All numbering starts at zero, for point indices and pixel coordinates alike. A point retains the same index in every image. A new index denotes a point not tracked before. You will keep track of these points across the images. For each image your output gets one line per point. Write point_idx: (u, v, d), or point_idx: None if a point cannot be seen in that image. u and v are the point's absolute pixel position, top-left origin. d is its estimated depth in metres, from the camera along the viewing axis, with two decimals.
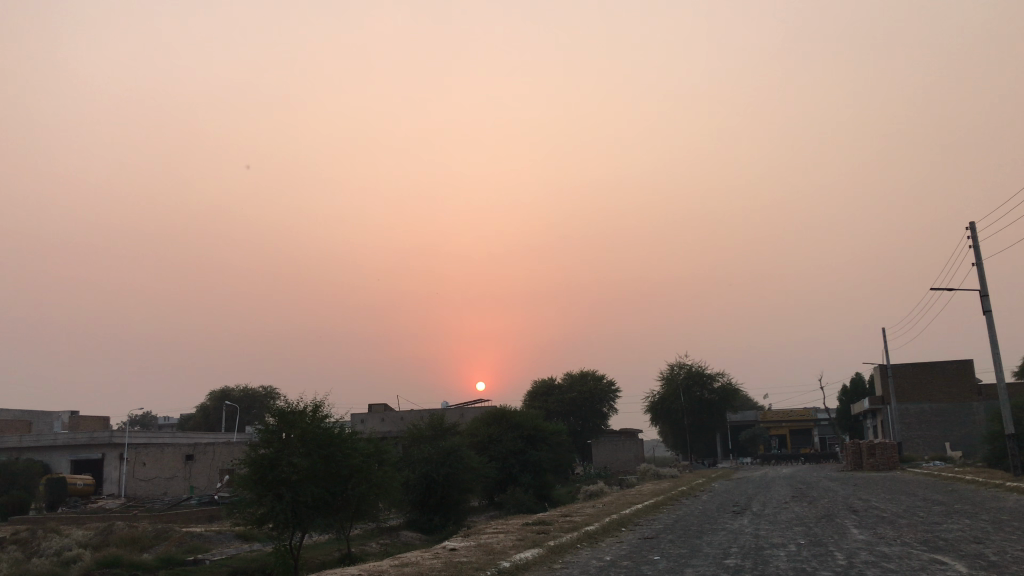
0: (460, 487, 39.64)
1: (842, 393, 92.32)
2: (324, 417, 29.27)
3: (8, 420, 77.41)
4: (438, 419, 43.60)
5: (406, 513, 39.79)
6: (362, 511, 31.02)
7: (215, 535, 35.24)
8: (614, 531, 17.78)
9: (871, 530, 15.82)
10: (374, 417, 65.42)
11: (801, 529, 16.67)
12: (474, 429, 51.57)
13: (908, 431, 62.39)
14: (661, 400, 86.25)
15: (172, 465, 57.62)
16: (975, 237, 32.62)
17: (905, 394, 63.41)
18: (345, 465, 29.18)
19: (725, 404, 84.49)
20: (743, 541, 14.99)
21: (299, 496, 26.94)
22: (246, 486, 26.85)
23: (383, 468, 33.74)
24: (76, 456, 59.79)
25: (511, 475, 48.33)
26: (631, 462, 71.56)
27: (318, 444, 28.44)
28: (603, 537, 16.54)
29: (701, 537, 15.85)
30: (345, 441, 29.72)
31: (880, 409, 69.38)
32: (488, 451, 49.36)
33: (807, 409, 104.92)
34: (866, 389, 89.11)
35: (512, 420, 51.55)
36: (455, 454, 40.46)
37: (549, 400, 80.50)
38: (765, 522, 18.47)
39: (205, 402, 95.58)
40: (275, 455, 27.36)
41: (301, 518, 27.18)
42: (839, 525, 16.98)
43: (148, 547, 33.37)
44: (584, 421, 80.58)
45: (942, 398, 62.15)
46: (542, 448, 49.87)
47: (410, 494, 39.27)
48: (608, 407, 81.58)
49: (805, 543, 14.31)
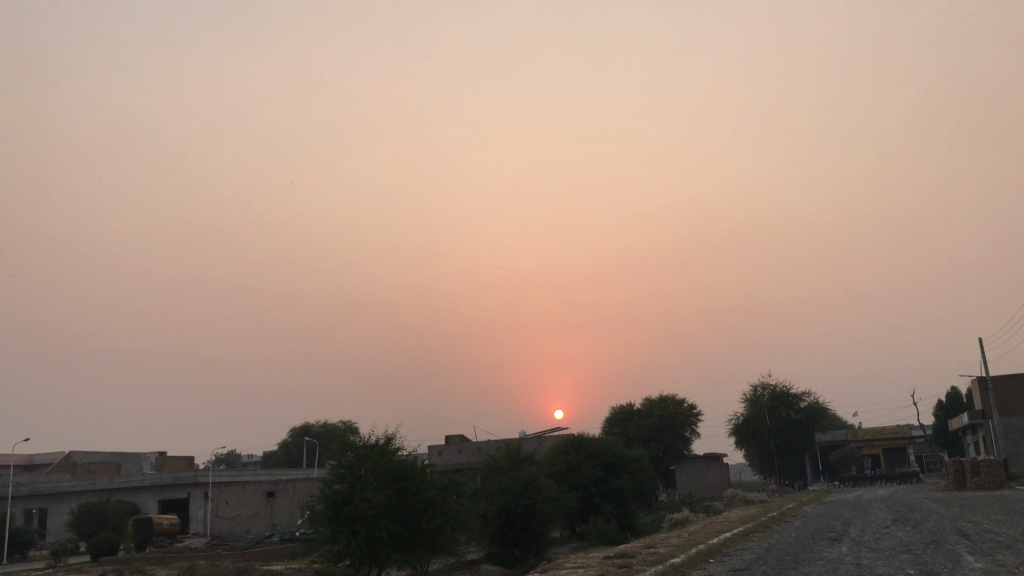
0: (540, 518, 38.69)
1: (937, 409, 88.02)
2: (397, 449, 28.83)
3: (99, 463, 79.88)
4: (514, 448, 42.74)
5: (486, 546, 38.97)
6: (440, 546, 30.38)
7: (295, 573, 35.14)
8: (701, 563, 16.62)
9: (988, 557, 14.34)
10: (451, 449, 64.99)
11: (908, 556, 15.26)
12: (552, 458, 50.47)
13: (1013, 447, 58.66)
14: (745, 423, 83.60)
15: (253, 502, 58.28)
16: None
17: (1007, 407, 59.81)
18: (420, 498, 28.59)
19: (813, 424, 81.37)
20: (845, 572, 13.64)
21: (374, 532, 26.44)
22: (321, 522, 26.53)
23: (460, 501, 33.04)
24: (163, 495, 61.02)
25: (593, 505, 47.08)
26: (717, 487, 69.38)
27: (392, 478, 27.99)
28: (689, 571, 15.45)
29: (798, 568, 14.59)
30: (419, 474, 29.20)
31: (980, 423, 65.66)
32: (567, 480, 48.19)
33: (901, 426, 100.56)
34: (963, 403, 84.79)
35: (591, 448, 50.33)
36: (533, 484, 39.52)
37: (628, 426, 78.94)
38: (865, 550, 17.01)
39: (286, 438, 97.04)
40: (349, 490, 26.95)
41: (378, 554, 26.68)
42: (951, 551, 15.49)
43: None
44: (665, 446, 78.62)
45: None
46: (623, 476, 48.51)
47: (489, 527, 38.47)
48: (690, 431, 79.40)
49: (916, 573, 12.96)
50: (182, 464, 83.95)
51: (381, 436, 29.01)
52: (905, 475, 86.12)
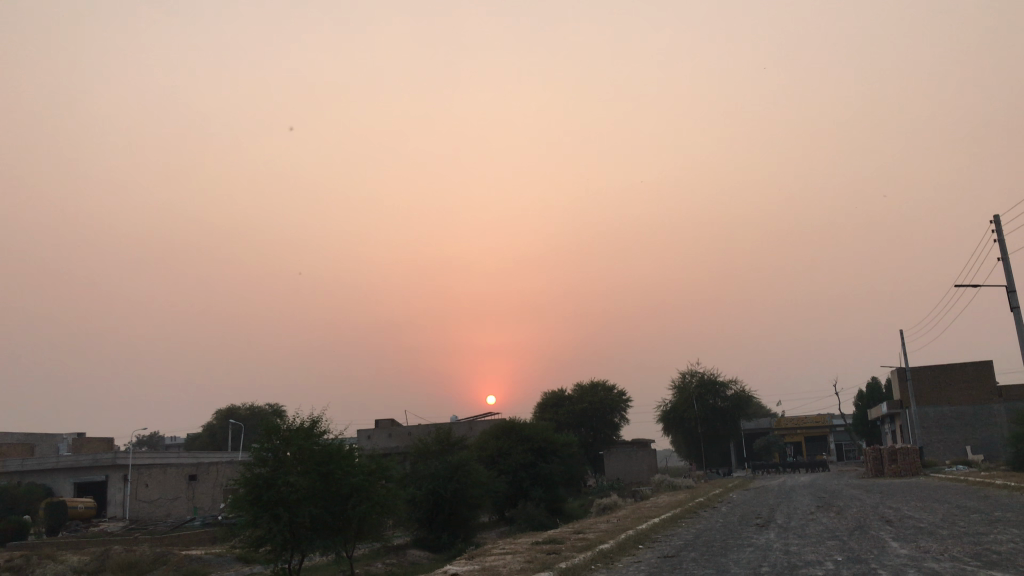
0: (469, 503, 38.35)
1: (858, 398, 90.63)
2: (322, 432, 28.02)
3: (11, 444, 76.49)
4: (444, 433, 42.18)
5: (414, 531, 38.46)
6: (365, 531, 29.73)
7: (215, 559, 34.08)
8: (631, 550, 16.39)
9: (913, 543, 14.41)
10: (381, 433, 64.09)
11: (835, 543, 15.28)
12: (482, 443, 50.07)
13: (928, 435, 60.68)
14: (674, 409, 84.69)
15: (175, 486, 56.45)
16: (1000, 232, 31.28)
17: (924, 397, 61.80)
18: (345, 483, 27.90)
19: (738, 412, 82.86)
20: (773, 559, 13.53)
21: (297, 517, 25.62)
22: (241, 507, 25.64)
23: (386, 486, 32.42)
24: (79, 478, 58.66)
25: (522, 489, 46.96)
26: (645, 473, 70.13)
27: (316, 462, 27.25)
28: (619, 558, 15.13)
29: (728, 555, 14.44)
30: (344, 457, 28.52)
31: (898, 413, 67.80)
32: (497, 465, 47.94)
33: (822, 415, 103.45)
34: (883, 394, 87.50)
35: (521, 433, 50.10)
36: (463, 469, 39.08)
37: (559, 412, 79.12)
38: (793, 536, 17.05)
39: (210, 421, 94.65)
40: (271, 474, 26.04)
41: (299, 540, 25.87)
42: (877, 538, 15.50)
43: (146, 572, 32.21)
44: (595, 432, 79.13)
45: (962, 401, 60.51)
46: (553, 461, 48.49)
47: (417, 512, 37.96)
48: (619, 417, 80.06)
49: (843, 560, 12.88)
50: (100, 445, 80.99)
51: (306, 419, 28.17)
52: (812, 462, 87.90)
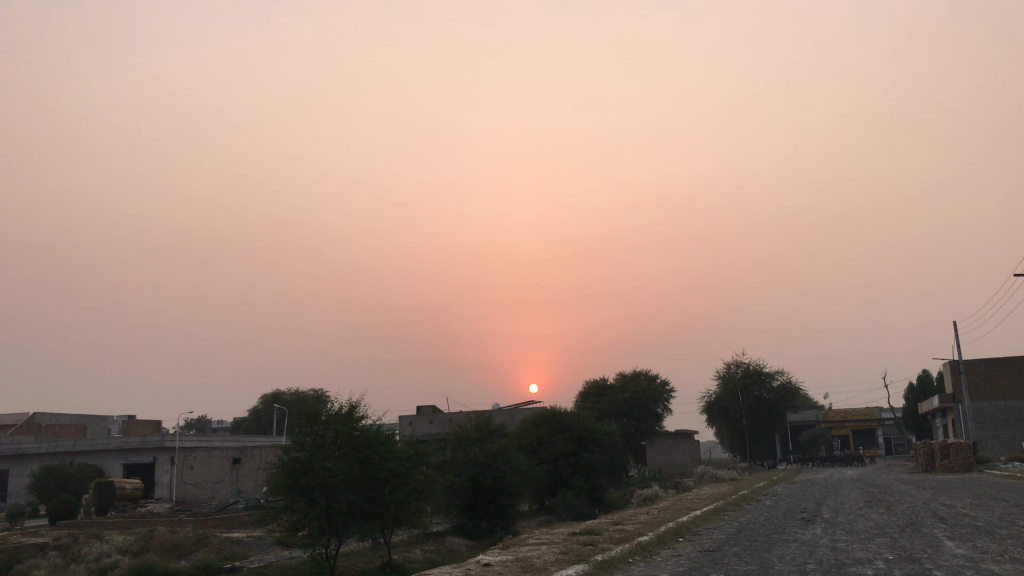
0: (508, 491, 38.08)
1: (908, 392, 88.51)
2: (360, 417, 27.95)
3: (63, 425, 78.36)
4: (484, 420, 41.90)
5: (453, 518, 38.33)
6: (403, 518, 29.61)
7: (255, 542, 34.32)
8: (670, 542, 15.90)
9: (969, 543, 13.66)
10: (423, 420, 64.17)
11: (885, 540, 14.59)
12: (523, 431, 49.75)
13: (982, 431, 58.89)
14: (718, 400, 83.59)
15: (219, 469, 57.01)
16: None
17: (978, 391, 59.96)
18: (383, 468, 27.87)
19: (784, 404, 81.50)
20: (820, 556, 12.91)
21: (334, 502, 25.55)
22: (279, 490, 25.69)
23: (425, 473, 32.28)
24: (128, 459, 59.63)
25: (562, 478, 46.59)
26: (688, 464, 69.33)
27: (354, 448, 27.17)
28: (657, 551, 14.64)
29: (772, 551, 13.83)
30: (383, 443, 28.45)
31: (950, 407, 65.96)
32: (537, 453, 47.61)
33: (871, 408, 101.50)
34: (934, 387, 85.36)
35: (562, 422, 49.67)
36: (502, 456, 38.83)
37: (601, 401, 78.50)
38: (840, 532, 16.36)
39: (256, 405, 96.02)
40: (308, 458, 26.01)
41: (336, 525, 25.80)
42: (930, 537, 14.75)
43: (187, 553, 32.53)
44: (638, 422, 78.43)
45: (1018, 396, 58.58)
46: (594, 450, 48.05)
47: (456, 499, 37.82)
48: (662, 407, 79.25)
49: (895, 559, 12.22)
50: (149, 428, 82.52)
51: (345, 404, 28.11)
52: (848, 458, 84.03)
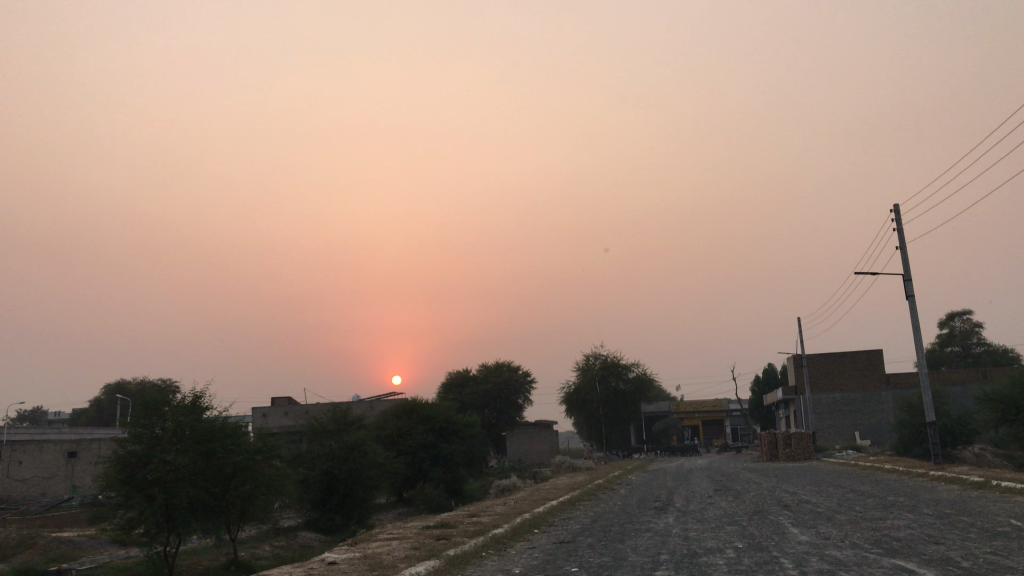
0: (365, 483, 37.07)
1: (754, 384, 93.11)
2: (206, 408, 26.34)
3: None
4: (342, 412, 40.57)
5: (306, 513, 36.94)
6: (251, 513, 28.15)
7: (87, 541, 31.83)
8: (525, 535, 15.52)
9: (812, 529, 14.00)
10: (278, 412, 61.88)
11: (734, 529, 14.79)
12: (382, 423, 48.60)
13: (820, 421, 62.55)
14: (577, 391, 85.14)
15: (52, 464, 52.92)
16: (900, 220, 32.00)
17: (817, 383, 63.57)
18: (229, 462, 26.32)
19: (639, 394, 83.98)
20: (673, 546, 12.82)
21: (173, 498, 23.87)
22: (112, 486, 23.78)
23: (275, 466, 30.84)
24: None
25: (422, 470, 45.92)
26: (546, 454, 70.20)
27: (198, 440, 25.54)
28: (513, 544, 14.23)
29: (625, 542, 13.66)
30: (230, 435, 26.95)
31: (792, 398, 69.72)
32: (396, 445, 46.67)
33: (720, 400, 106.25)
34: (778, 379, 90.16)
35: (423, 413, 48.91)
36: (360, 448, 37.75)
37: (463, 392, 78.31)
38: (692, 521, 16.51)
39: (97, 395, 90.25)
40: (146, 451, 24.18)
41: (176, 522, 24.11)
42: (776, 525, 15.05)
43: (8, 556, 29.68)
44: (498, 413, 78.73)
45: (853, 388, 62.56)
46: (453, 441, 47.60)
47: (310, 493, 36.47)
48: (523, 398, 79.89)
49: (743, 547, 12.28)
50: None
51: (189, 394, 26.38)
52: (697, 447, 87.32)
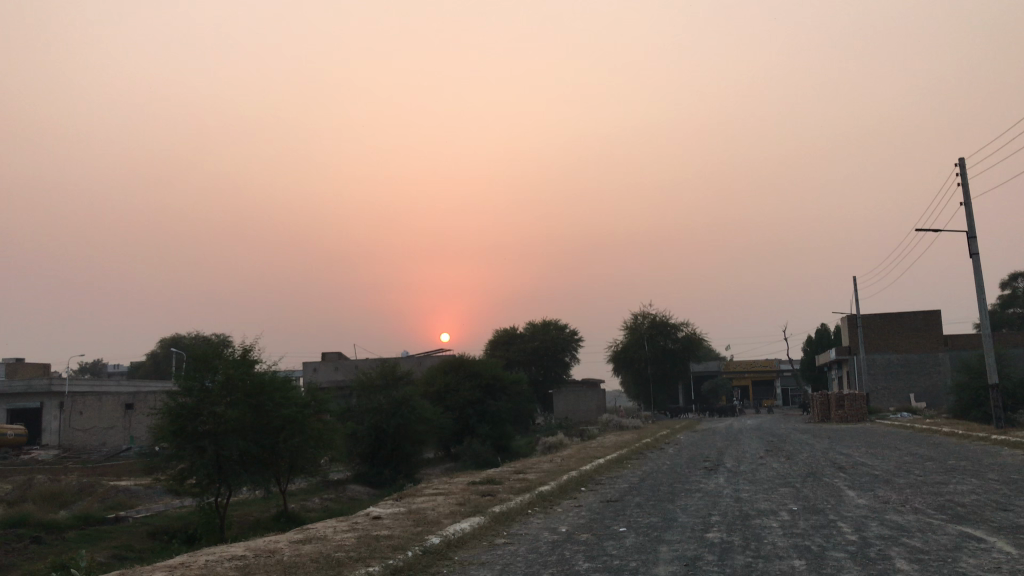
0: (412, 438, 37.30)
1: (806, 344, 91.56)
2: (256, 362, 26.62)
3: None
4: (390, 367, 40.77)
5: (355, 466, 37.36)
6: (300, 466, 28.49)
7: (143, 490, 32.63)
8: (571, 493, 15.28)
9: (871, 493, 13.50)
10: (328, 365, 62.62)
11: (787, 491, 14.36)
12: (430, 379, 48.82)
13: (874, 382, 61.26)
14: (624, 350, 84.65)
15: (110, 414, 54.32)
16: (965, 175, 30.70)
17: (872, 344, 62.17)
18: (278, 416, 26.59)
19: (688, 354, 83.17)
20: (724, 508, 12.44)
21: (223, 450, 24.19)
22: (164, 438, 24.19)
23: (324, 421, 31.12)
24: (13, 405, 55.60)
25: (468, 426, 46.14)
26: (593, 412, 70.09)
27: (247, 394, 25.83)
28: (558, 502, 14.00)
29: (674, 502, 13.31)
30: (280, 388, 27.22)
31: (845, 359, 68.38)
32: (444, 401, 46.90)
33: (770, 360, 104.95)
34: (831, 340, 88.53)
35: (470, 369, 49.01)
36: (407, 404, 37.95)
37: (510, 349, 78.34)
38: (743, 482, 16.13)
39: (154, 349, 92.40)
40: (196, 404, 24.52)
41: (226, 473, 24.44)
42: (831, 487, 14.59)
43: (69, 503, 30.56)
44: (545, 370, 78.70)
45: (909, 349, 61.05)
46: (500, 398, 47.71)
47: (358, 447, 36.85)
48: (570, 356, 79.75)
49: (799, 510, 11.86)
50: (37, 371, 78.13)
51: (239, 347, 26.65)
52: (746, 407, 86.46)
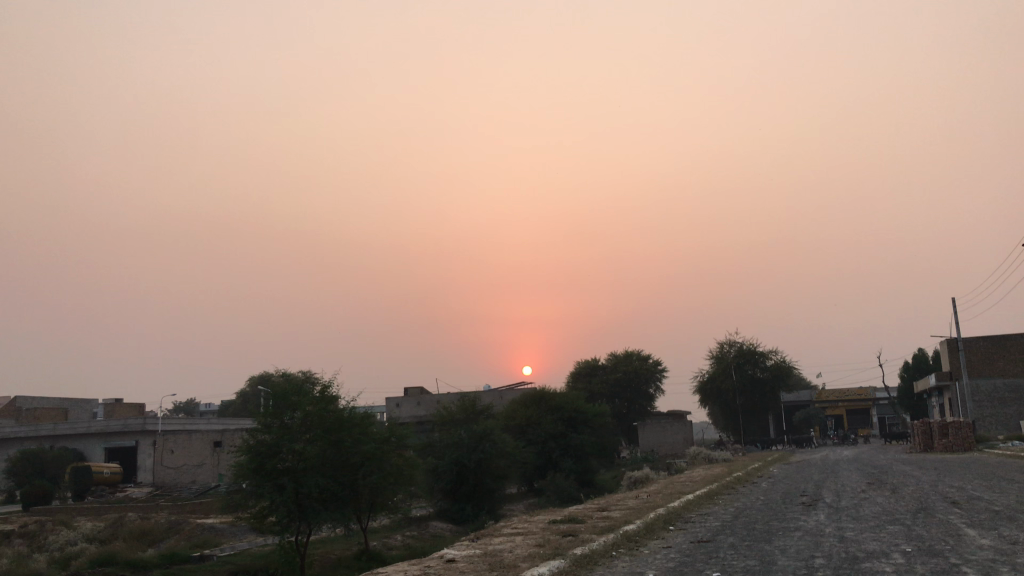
0: (495, 474, 36.61)
1: (904, 370, 87.40)
2: (335, 398, 26.53)
3: (46, 406, 76.09)
4: (470, 401, 40.22)
5: (437, 502, 36.85)
6: (381, 503, 28.11)
7: (228, 528, 32.86)
8: (659, 532, 14.32)
9: (995, 532, 12.15)
10: (409, 401, 62.65)
11: (897, 529, 13.08)
12: (511, 413, 48.16)
13: (980, 409, 57.81)
14: (711, 380, 82.38)
15: (200, 452, 55.12)
16: None
17: (975, 369, 58.76)
18: (357, 452, 26.33)
19: (778, 383, 80.30)
20: (828, 549, 11.32)
21: (302, 487, 24.01)
22: (244, 476, 24.08)
23: (404, 457, 30.78)
24: (110, 443, 57.34)
25: (552, 460, 45.22)
26: (680, 445, 68.12)
27: (326, 430, 25.69)
28: (645, 543, 13.07)
29: (772, 543, 12.24)
30: (358, 424, 26.98)
31: (946, 385, 64.84)
32: (525, 435, 46.13)
33: (865, 388, 100.73)
34: (930, 365, 84.33)
35: (551, 402, 48.20)
36: (489, 438, 37.34)
37: (593, 381, 77.18)
38: (846, 519, 14.84)
39: (244, 388, 94.39)
40: (276, 441, 24.44)
41: (306, 511, 24.21)
42: (947, 525, 13.23)
43: (157, 541, 30.89)
44: (630, 403, 77.13)
45: (1016, 373, 57.37)
46: (584, 431, 46.64)
47: (440, 482, 36.33)
48: (654, 387, 78.02)
49: (915, 552, 10.69)
50: (131, 411, 80.42)
51: (318, 385, 26.62)
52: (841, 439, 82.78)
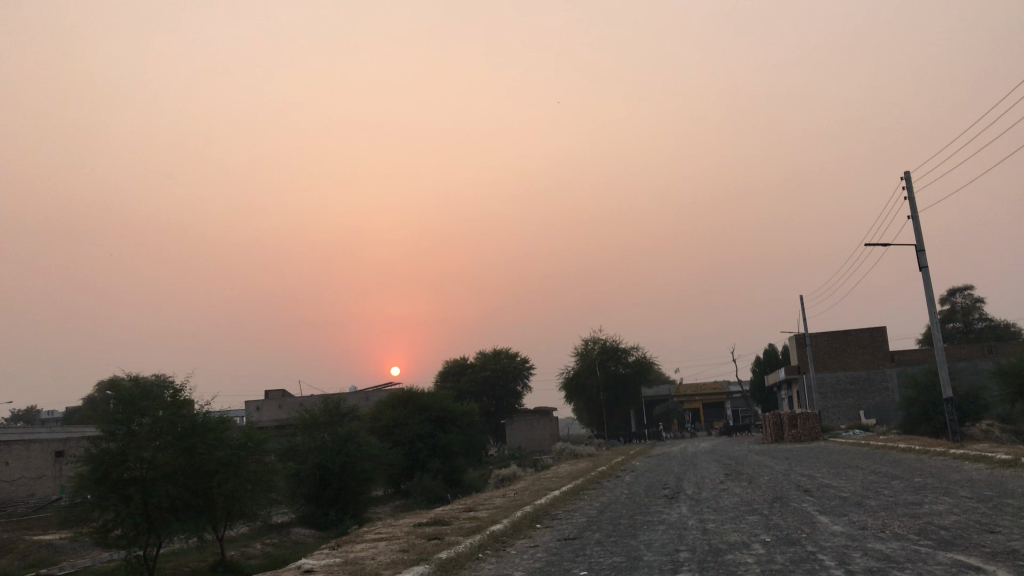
0: (360, 476, 35.68)
1: (755, 365, 91.92)
2: (188, 402, 25.02)
3: None
4: (335, 402, 39.07)
5: (299, 508, 35.57)
6: (238, 511, 26.79)
7: (67, 545, 30.53)
8: (526, 531, 14.11)
9: (845, 519, 12.59)
10: (271, 404, 60.36)
11: (756, 519, 13.34)
12: (377, 414, 47.17)
13: (825, 400, 61.41)
14: (576, 376, 83.91)
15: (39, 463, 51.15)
16: (910, 187, 30.65)
17: (821, 362, 62.34)
18: (211, 458, 24.93)
19: (639, 378, 82.77)
20: (692, 542, 11.36)
21: (151, 498, 22.51)
22: (83, 489, 22.24)
23: (263, 461, 29.46)
24: None
25: (419, 461, 44.60)
26: (546, 441, 68.93)
27: (177, 436, 24.19)
28: (512, 543, 12.78)
29: (637, 538, 12.17)
30: (213, 429, 25.59)
31: (794, 378, 68.55)
32: (392, 436, 45.29)
33: (720, 382, 105.38)
34: (779, 359, 89.07)
35: (418, 402, 47.54)
36: (353, 440, 36.38)
37: (461, 380, 76.96)
38: (708, 510, 15.10)
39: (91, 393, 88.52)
40: (121, 449, 22.73)
41: (156, 523, 22.71)
42: (801, 513, 13.64)
43: None
44: (497, 400, 77.45)
45: (857, 365, 61.29)
46: (451, 431, 46.27)
47: (303, 487, 35.09)
48: (522, 385, 78.65)
49: (773, 541, 10.88)
50: None
51: (169, 388, 25.05)
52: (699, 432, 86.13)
